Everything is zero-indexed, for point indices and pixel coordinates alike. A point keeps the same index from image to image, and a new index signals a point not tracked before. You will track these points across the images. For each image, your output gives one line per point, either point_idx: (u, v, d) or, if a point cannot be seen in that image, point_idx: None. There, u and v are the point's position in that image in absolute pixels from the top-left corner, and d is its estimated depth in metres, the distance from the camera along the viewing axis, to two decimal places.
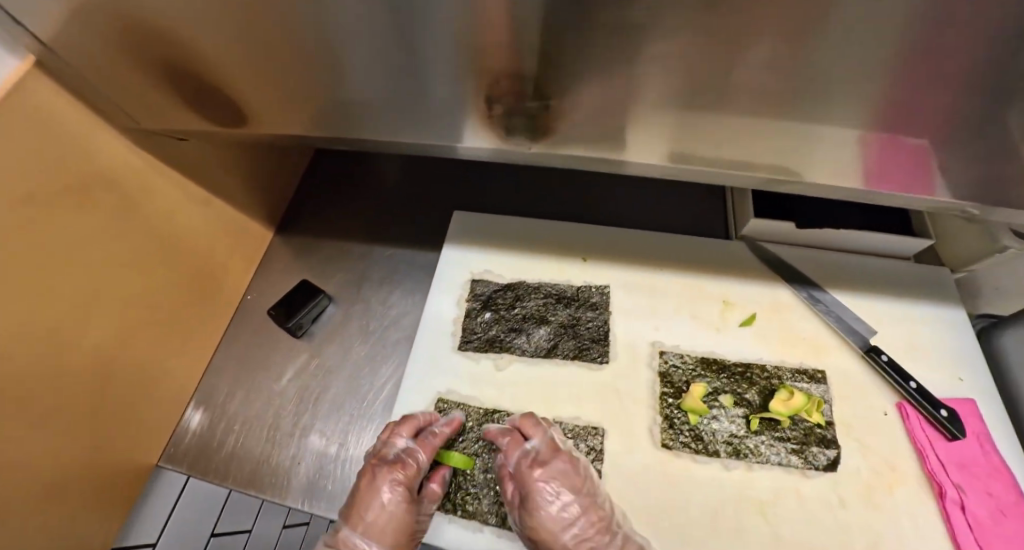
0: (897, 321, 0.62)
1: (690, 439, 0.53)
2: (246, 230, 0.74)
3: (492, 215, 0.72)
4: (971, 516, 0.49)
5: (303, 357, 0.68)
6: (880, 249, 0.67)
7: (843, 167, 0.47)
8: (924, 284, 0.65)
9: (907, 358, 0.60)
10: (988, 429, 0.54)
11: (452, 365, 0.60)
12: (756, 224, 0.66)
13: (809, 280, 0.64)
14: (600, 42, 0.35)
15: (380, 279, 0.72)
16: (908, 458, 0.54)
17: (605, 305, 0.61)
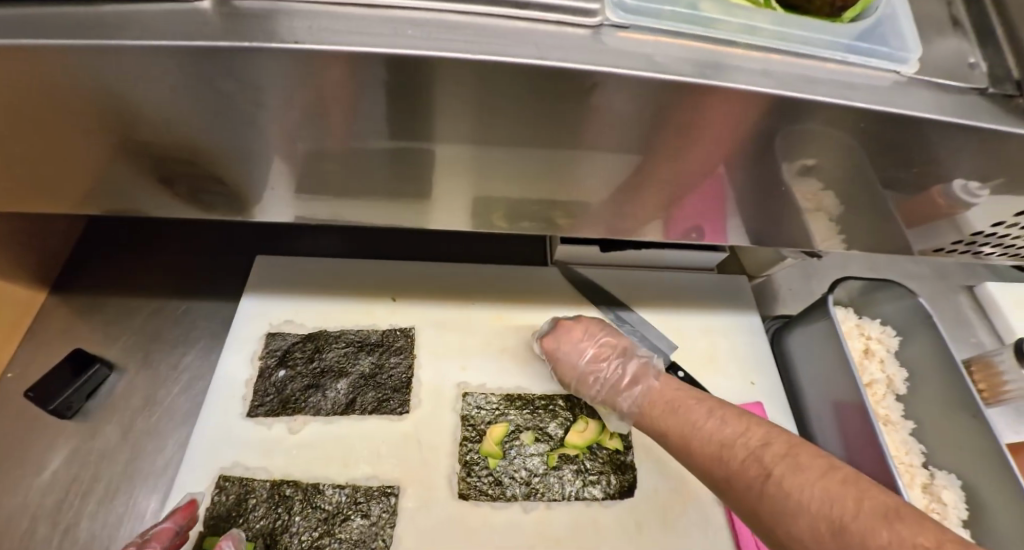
0: (697, 332, 0.65)
1: (488, 484, 0.51)
2: (7, 298, 0.63)
3: (300, 257, 0.67)
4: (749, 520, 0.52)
5: (72, 442, 0.58)
6: (684, 263, 0.69)
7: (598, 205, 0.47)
8: (722, 293, 0.68)
9: (706, 368, 0.62)
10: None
11: (241, 434, 0.54)
12: (566, 249, 0.66)
13: (618, 300, 0.65)
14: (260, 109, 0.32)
15: (175, 340, 0.65)
16: None
17: (410, 349, 0.58)
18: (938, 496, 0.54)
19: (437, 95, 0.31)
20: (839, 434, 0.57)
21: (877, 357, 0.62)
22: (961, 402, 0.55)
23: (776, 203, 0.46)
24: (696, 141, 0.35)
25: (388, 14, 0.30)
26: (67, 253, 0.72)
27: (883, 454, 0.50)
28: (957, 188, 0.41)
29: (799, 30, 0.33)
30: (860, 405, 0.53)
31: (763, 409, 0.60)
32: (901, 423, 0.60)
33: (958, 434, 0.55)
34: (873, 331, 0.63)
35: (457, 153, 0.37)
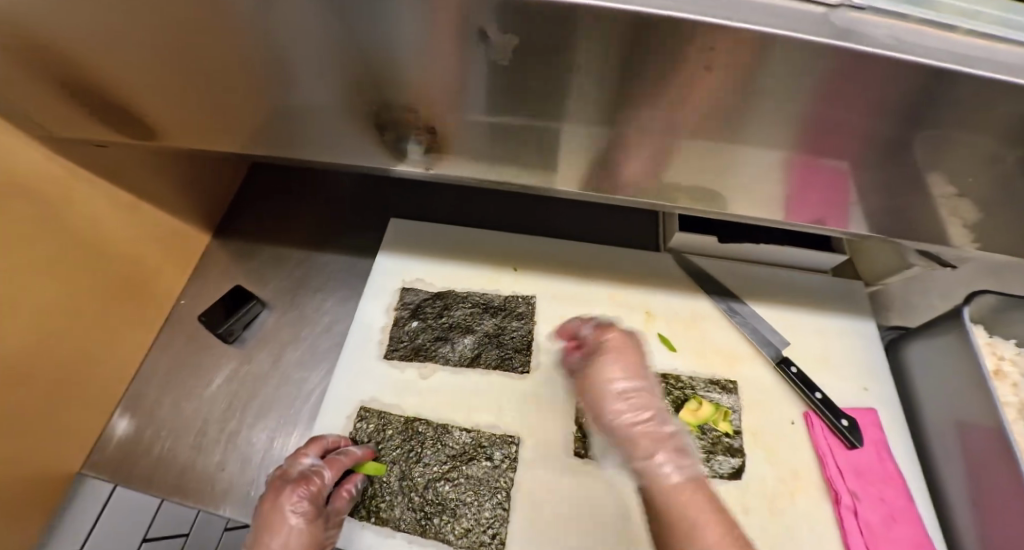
0: (809, 332, 0.65)
1: (602, 447, 0.54)
2: (181, 234, 0.75)
3: (428, 223, 0.73)
4: (860, 521, 0.52)
5: (232, 364, 0.69)
6: (799, 263, 0.69)
7: (740, 192, 0.48)
8: (837, 298, 0.68)
9: (819, 368, 0.62)
10: (885, 441, 0.57)
11: (377, 373, 0.61)
12: (681, 237, 0.68)
13: (730, 293, 0.66)
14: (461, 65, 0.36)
15: (317, 288, 0.74)
16: (811, 467, 0.56)
17: (530, 315, 0.62)
18: None
19: (633, 71, 0.34)
20: (965, 452, 0.55)
21: (1010, 380, 0.59)
22: None
23: (930, 202, 0.45)
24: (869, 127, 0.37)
25: None
26: (226, 204, 0.83)
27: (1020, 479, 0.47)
28: None
29: (1007, 17, 0.32)
30: (995, 426, 0.50)
31: (878, 416, 0.59)
32: None
33: None
34: (1007, 351, 0.61)
35: (623, 127, 0.40)
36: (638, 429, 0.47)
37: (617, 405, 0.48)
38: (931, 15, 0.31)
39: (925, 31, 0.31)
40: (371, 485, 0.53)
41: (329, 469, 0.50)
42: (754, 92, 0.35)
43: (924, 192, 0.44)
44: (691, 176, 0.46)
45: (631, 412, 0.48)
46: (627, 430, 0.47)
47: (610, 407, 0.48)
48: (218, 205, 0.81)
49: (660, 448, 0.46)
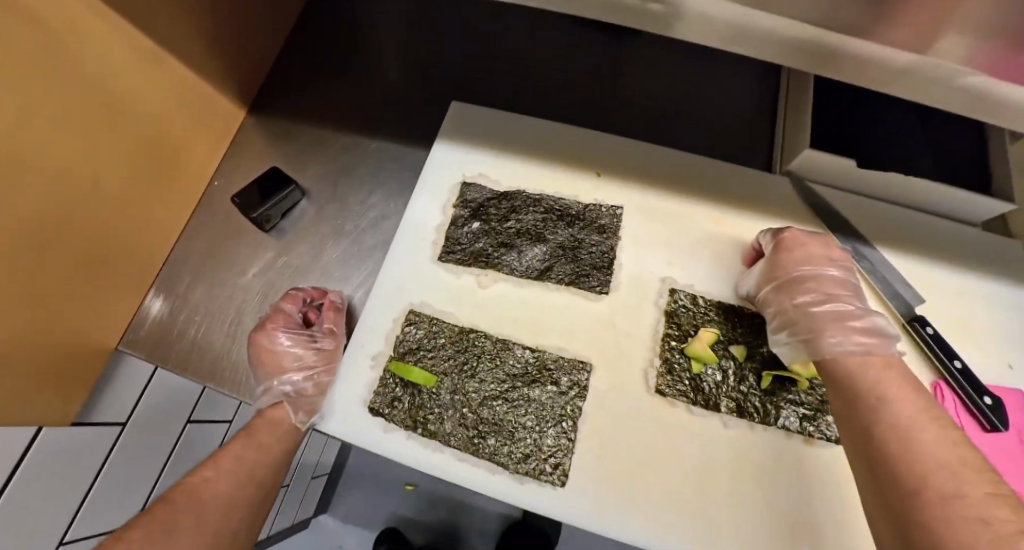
0: (948, 289, 0.53)
1: (688, 387, 0.46)
2: (213, 105, 0.67)
3: (496, 112, 0.62)
4: None
5: (269, 254, 0.63)
6: (948, 209, 0.56)
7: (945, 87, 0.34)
8: (989, 252, 0.55)
9: (955, 334, 0.51)
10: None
11: (430, 276, 0.53)
12: (807, 158, 0.55)
13: (858, 233, 0.54)
14: None
15: (362, 178, 0.65)
16: None
17: (614, 229, 0.52)
18: None
19: None
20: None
21: None
22: None
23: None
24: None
25: None
26: (262, 77, 0.74)
27: None
28: None
29: None
30: None
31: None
32: None
33: None
34: None
35: None
36: (835, 321, 0.42)
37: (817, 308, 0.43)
38: None
39: None
40: (417, 394, 0.46)
41: (288, 304, 0.52)
42: None
43: None
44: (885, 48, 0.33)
45: (826, 301, 0.43)
46: (840, 343, 0.41)
47: (814, 312, 0.43)
48: (254, 76, 0.72)
49: (847, 325, 0.42)
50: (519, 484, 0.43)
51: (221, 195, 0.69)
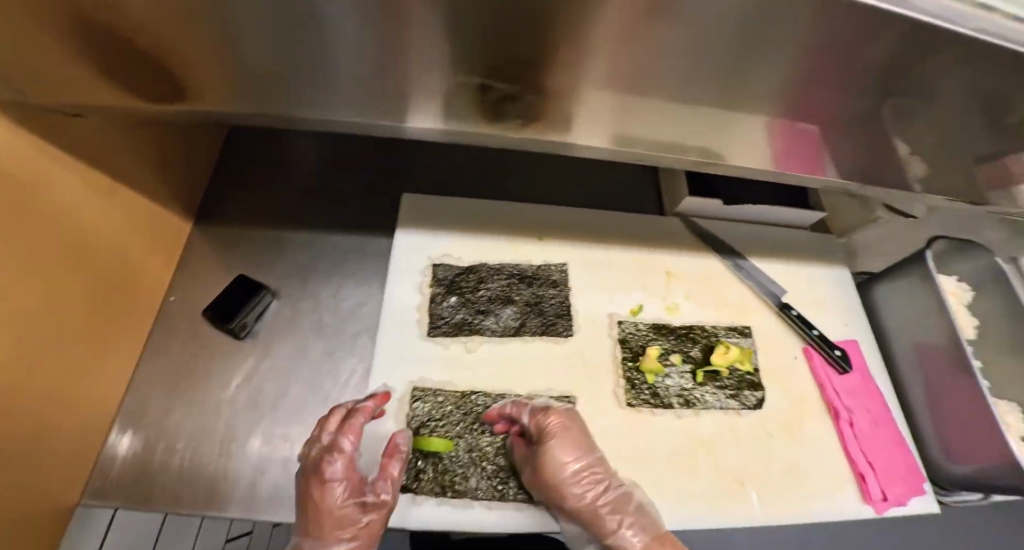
0: (800, 278, 0.73)
1: (648, 395, 0.59)
2: (160, 226, 0.67)
3: (443, 198, 0.73)
4: (856, 430, 0.62)
5: (249, 361, 0.63)
6: (789, 222, 0.77)
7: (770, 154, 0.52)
8: (819, 248, 0.77)
9: (811, 311, 0.71)
10: (865, 362, 0.68)
11: (423, 353, 0.60)
12: (689, 201, 0.73)
13: (733, 250, 0.73)
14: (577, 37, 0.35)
15: (330, 273, 0.70)
16: (813, 393, 0.65)
17: (565, 282, 0.65)
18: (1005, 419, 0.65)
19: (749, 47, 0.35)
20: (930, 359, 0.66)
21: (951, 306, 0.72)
22: None
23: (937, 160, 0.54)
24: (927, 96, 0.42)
25: None
26: (199, 190, 0.75)
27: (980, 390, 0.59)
28: None
29: None
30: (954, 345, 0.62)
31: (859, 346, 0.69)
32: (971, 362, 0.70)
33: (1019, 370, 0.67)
34: (951, 286, 0.73)
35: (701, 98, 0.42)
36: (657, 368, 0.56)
37: (579, 463, 0.52)
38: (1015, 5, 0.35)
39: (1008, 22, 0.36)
40: (439, 459, 0.53)
41: (347, 437, 0.50)
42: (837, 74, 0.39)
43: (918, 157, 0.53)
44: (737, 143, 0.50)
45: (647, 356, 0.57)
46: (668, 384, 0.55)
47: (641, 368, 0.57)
48: (193, 191, 0.73)
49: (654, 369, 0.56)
50: (542, 510, 0.53)
51: (178, 312, 0.67)
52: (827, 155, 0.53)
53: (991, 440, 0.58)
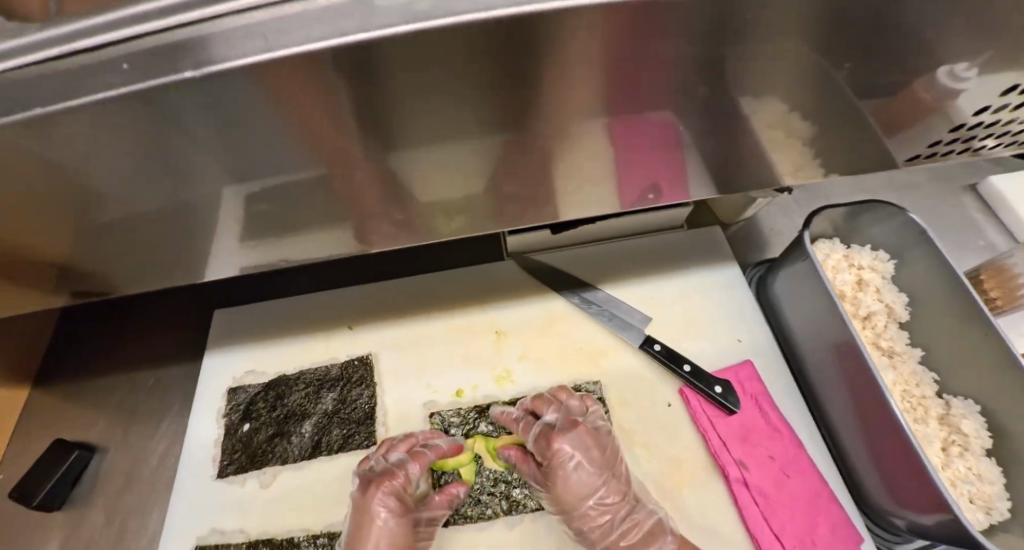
0: (675, 295, 0.60)
1: (466, 507, 0.49)
2: None
3: (253, 302, 0.65)
4: (752, 491, 0.48)
5: (60, 535, 0.57)
6: (656, 226, 0.63)
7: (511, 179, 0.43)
8: (699, 249, 0.63)
9: (686, 336, 0.57)
10: (764, 389, 0.53)
11: (214, 497, 0.53)
12: (516, 239, 0.61)
13: (581, 281, 0.60)
14: (109, 109, 0.30)
15: (149, 411, 0.64)
16: (695, 446, 0.52)
17: (371, 378, 0.56)
18: (958, 426, 0.49)
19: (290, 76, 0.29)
20: (840, 372, 0.50)
21: (870, 287, 0.56)
22: (971, 317, 0.49)
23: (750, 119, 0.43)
24: (617, 91, 0.35)
25: (178, 41, 0.29)
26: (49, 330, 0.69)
27: (880, 395, 0.45)
28: (942, 77, 0.41)
29: None
30: (851, 341, 0.47)
31: (753, 367, 0.55)
32: (909, 354, 0.54)
33: (969, 354, 0.50)
34: (864, 260, 0.57)
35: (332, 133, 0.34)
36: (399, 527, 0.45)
37: (595, 500, 0.46)
38: None
39: None
40: None
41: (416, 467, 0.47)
42: (450, 70, 0.31)
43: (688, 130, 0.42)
44: (449, 180, 0.42)
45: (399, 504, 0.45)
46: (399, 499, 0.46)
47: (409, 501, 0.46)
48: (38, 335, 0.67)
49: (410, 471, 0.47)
50: None
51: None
52: (582, 165, 0.43)
53: (919, 483, 0.42)
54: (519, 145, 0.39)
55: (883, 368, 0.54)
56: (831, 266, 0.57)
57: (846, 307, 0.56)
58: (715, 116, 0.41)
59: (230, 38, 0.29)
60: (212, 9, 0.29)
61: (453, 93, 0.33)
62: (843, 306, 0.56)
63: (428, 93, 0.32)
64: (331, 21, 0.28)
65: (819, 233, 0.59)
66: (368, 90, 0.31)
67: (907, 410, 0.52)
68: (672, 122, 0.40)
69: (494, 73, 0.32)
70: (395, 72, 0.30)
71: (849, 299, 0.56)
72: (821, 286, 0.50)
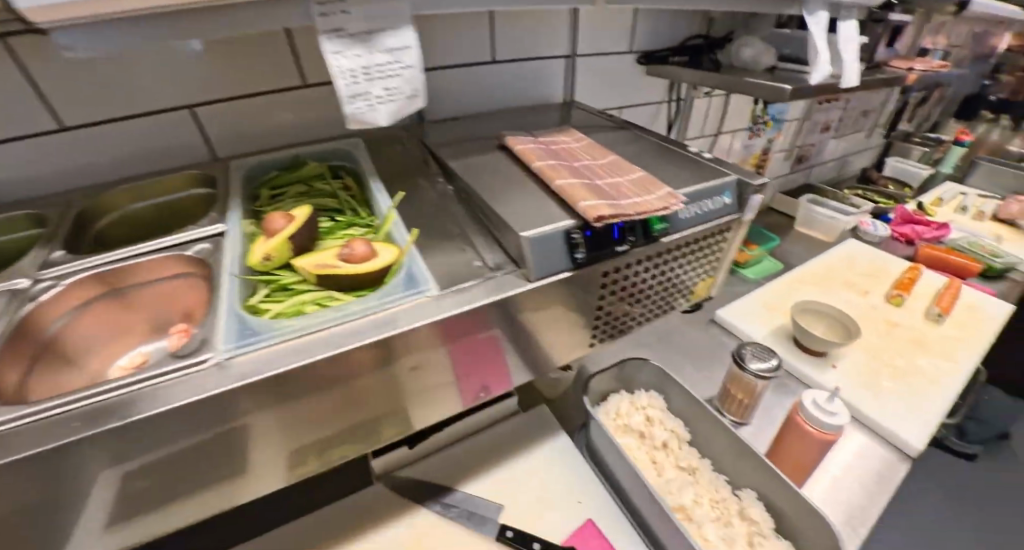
0: (520, 475, 0.72)
1: None
2: None
3: None
4: None
5: None
6: (494, 419, 0.80)
7: (425, 409, 0.49)
8: (532, 428, 0.79)
9: (536, 511, 0.67)
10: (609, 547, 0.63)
11: None
12: (381, 461, 0.73)
13: (441, 488, 0.70)
14: None
15: None
16: None
17: None
18: (750, 515, 0.63)
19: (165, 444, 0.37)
20: (645, 499, 0.64)
21: (656, 420, 0.75)
22: (713, 422, 0.70)
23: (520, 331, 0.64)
24: (436, 361, 0.45)
25: (40, 417, 0.35)
26: None
27: (665, 515, 0.59)
28: (618, 295, 0.54)
29: (367, 302, 0.43)
30: (632, 474, 0.63)
31: (593, 521, 0.66)
32: (702, 465, 0.70)
33: (729, 449, 0.68)
34: (643, 400, 0.77)
35: (199, 473, 0.40)
36: None
37: None
38: (329, 319, 0.42)
39: (328, 330, 0.41)
40: None
41: None
42: (286, 414, 0.41)
43: (536, 343, 0.51)
44: (345, 442, 0.47)
45: None
46: None
47: None
48: None
49: None
50: None
51: None
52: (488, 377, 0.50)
53: None
54: (378, 413, 0.46)
55: (689, 485, 0.68)
56: (623, 413, 0.76)
57: (647, 443, 0.73)
58: (528, 331, 0.49)
59: (105, 411, 0.35)
60: (91, 392, 0.36)
61: (303, 418, 0.42)
62: (645, 442, 0.73)
63: (290, 422, 0.42)
64: (190, 384, 0.37)
65: (610, 388, 0.79)
66: (228, 443, 0.40)
67: (718, 515, 0.64)
68: (503, 341, 0.48)
69: (333, 402, 0.43)
70: (244, 424, 0.40)
71: (648, 435, 0.74)
72: (606, 436, 0.68)
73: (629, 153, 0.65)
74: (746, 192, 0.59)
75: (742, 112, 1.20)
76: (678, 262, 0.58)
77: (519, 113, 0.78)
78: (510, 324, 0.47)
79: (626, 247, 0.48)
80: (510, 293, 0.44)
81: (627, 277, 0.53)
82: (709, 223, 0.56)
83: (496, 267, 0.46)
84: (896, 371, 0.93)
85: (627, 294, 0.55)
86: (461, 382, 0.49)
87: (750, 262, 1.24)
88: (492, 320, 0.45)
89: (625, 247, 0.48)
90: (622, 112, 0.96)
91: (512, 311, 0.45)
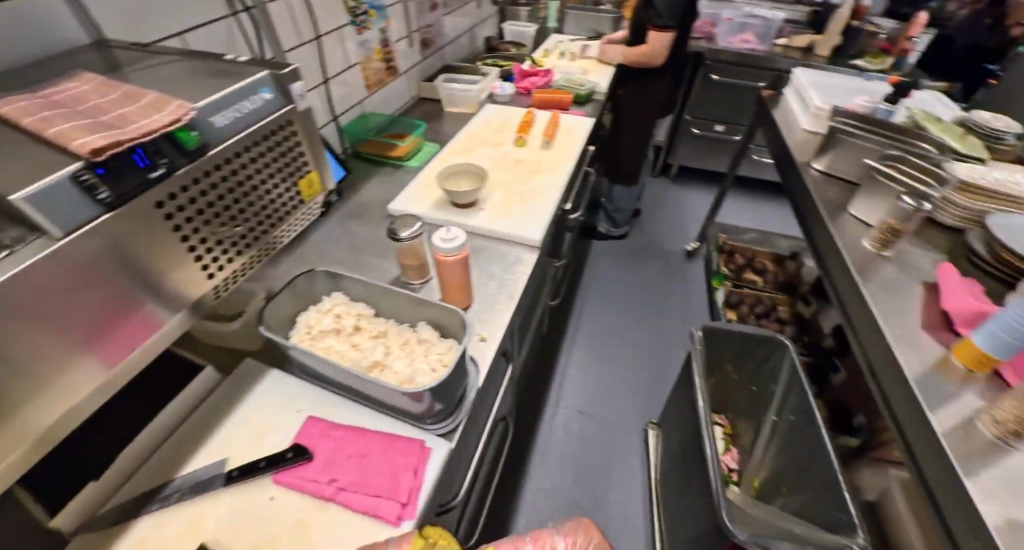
0: (238, 424, 0.74)
1: None
2: None
3: None
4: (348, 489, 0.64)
5: None
6: (196, 395, 0.78)
7: (44, 410, 0.49)
8: (239, 381, 0.80)
9: (261, 439, 0.72)
10: (325, 422, 0.72)
11: None
12: (69, 513, 0.62)
13: (152, 488, 0.66)
14: None
15: None
16: (302, 498, 0.64)
17: None
18: (423, 337, 0.81)
19: None
20: (339, 374, 0.75)
21: (343, 314, 0.86)
22: (381, 291, 0.85)
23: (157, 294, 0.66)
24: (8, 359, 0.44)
25: None
26: None
27: (346, 371, 0.70)
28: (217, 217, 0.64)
29: None
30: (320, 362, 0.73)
31: (313, 414, 0.74)
32: (389, 325, 0.85)
33: (398, 303, 0.84)
34: (328, 304, 0.87)
35: None
36: None
37: None
38: None
39: None
40: None
41: None
42: None
43: (136, 289, 0.55)
44: None
45: None
46: None
47: None
48: None
49: None
50: None
51: None
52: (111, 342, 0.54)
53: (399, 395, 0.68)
54: None
55: (380, 344, 0.82)
56: (315, 323, 0.85)
57: (343, 334, 0.84)
58: (111, 276, 0.52)
59: None
60: None
61: None
62: (342, 334, 0.84)
63: None
64: None
65: (299, 309, 0.87)
66: None
67: (403, 350, 0.79)
68: (81, 299, 0.49)
69: None
70: None
71: (341, 328, 0.84)
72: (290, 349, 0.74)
73: (171, 83, 0.65)
74: (285, 83, 0.70)
75: (333, 11, 1.31)
76: (259, 168, 0.69)
77: (33, 69, 0.67)
78: (102, 260, 0.50)
79: (166, 170, 0.55)
80: (48, 252, 0.45)
81: (195, 202, 0.60)
82: (257, 122, 0.66)
83: (15, 240, 0.45)
84: (522, 194, 1.23)
85: (227, 215, 0.65)
86: (80, 351, 0.51)
87: (410, 153, 1.41)
88: (41, 283, 0.45)
89: (166, 170, 0.55)
90: (185, 39, 0.97)
91: (73, 263, 0.47)
